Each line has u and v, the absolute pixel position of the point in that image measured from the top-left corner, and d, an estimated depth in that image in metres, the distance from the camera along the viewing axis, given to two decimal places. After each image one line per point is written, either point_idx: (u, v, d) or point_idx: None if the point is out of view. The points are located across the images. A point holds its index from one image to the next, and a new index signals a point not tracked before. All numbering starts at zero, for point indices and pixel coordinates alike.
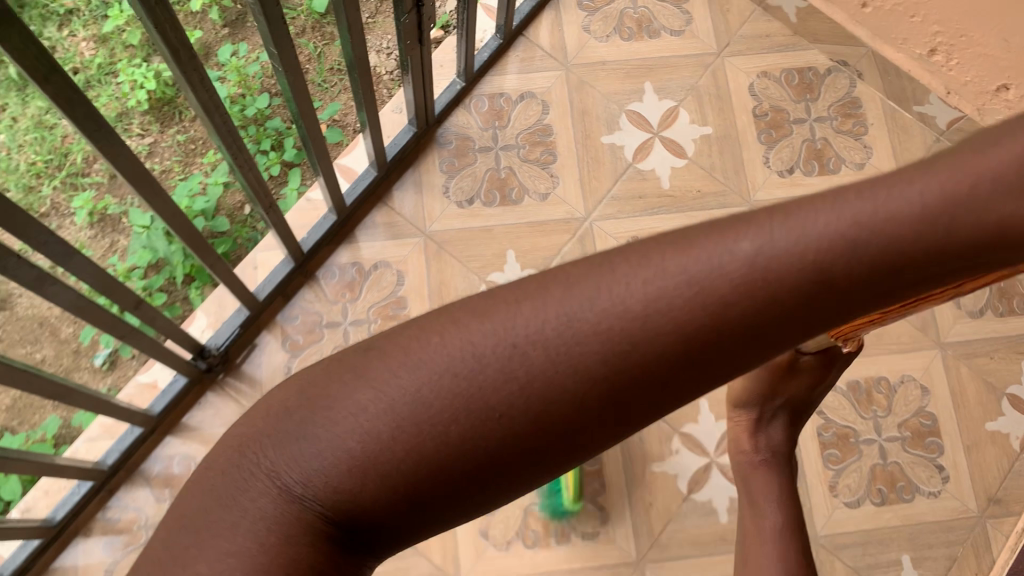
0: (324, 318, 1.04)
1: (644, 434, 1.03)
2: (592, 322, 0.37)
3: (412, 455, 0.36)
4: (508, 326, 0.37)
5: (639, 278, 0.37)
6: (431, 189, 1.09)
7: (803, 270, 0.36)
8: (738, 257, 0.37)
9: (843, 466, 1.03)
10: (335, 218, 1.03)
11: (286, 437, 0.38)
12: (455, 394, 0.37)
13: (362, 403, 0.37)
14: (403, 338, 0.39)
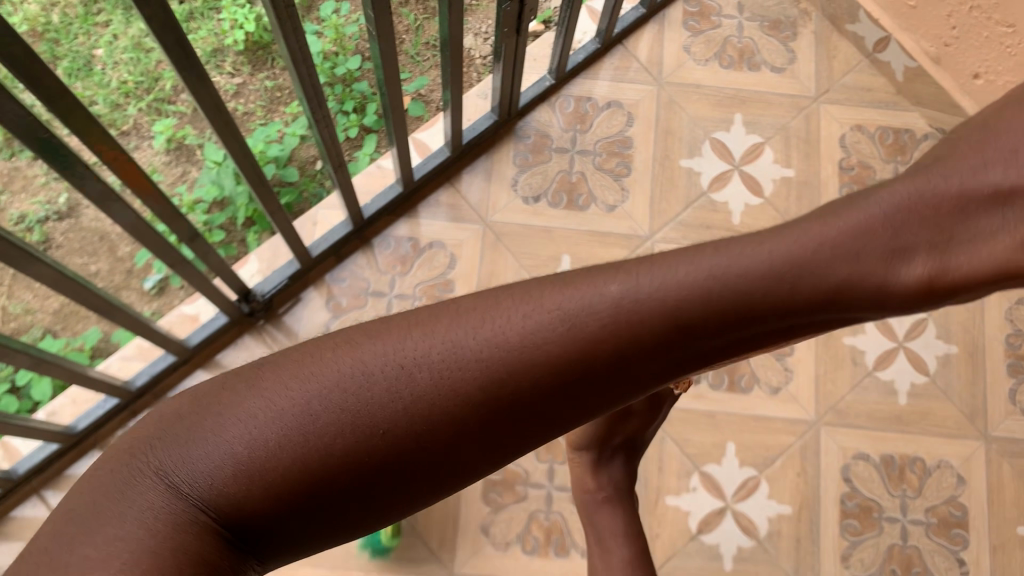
0: (371, 286, 1.04)
1: (663, 464, 1.01)
2: (481, 344, 0.40)
3: (302, 453, 0.38)
4: (400, 349, 0.40)
5: (525, 316, 0.41)
6: (500, 180, 1.08)
7: (664, 317, 0.42)
8: (602, 295, 0.42)
9: (860, 539, 1.00)
10: (400, 190, 1.04)
11: (175, 443, 0.39)
12: (341, 405, 0.39)
13: (257, 402, 0.39)
14: (292, 356, 0.41)
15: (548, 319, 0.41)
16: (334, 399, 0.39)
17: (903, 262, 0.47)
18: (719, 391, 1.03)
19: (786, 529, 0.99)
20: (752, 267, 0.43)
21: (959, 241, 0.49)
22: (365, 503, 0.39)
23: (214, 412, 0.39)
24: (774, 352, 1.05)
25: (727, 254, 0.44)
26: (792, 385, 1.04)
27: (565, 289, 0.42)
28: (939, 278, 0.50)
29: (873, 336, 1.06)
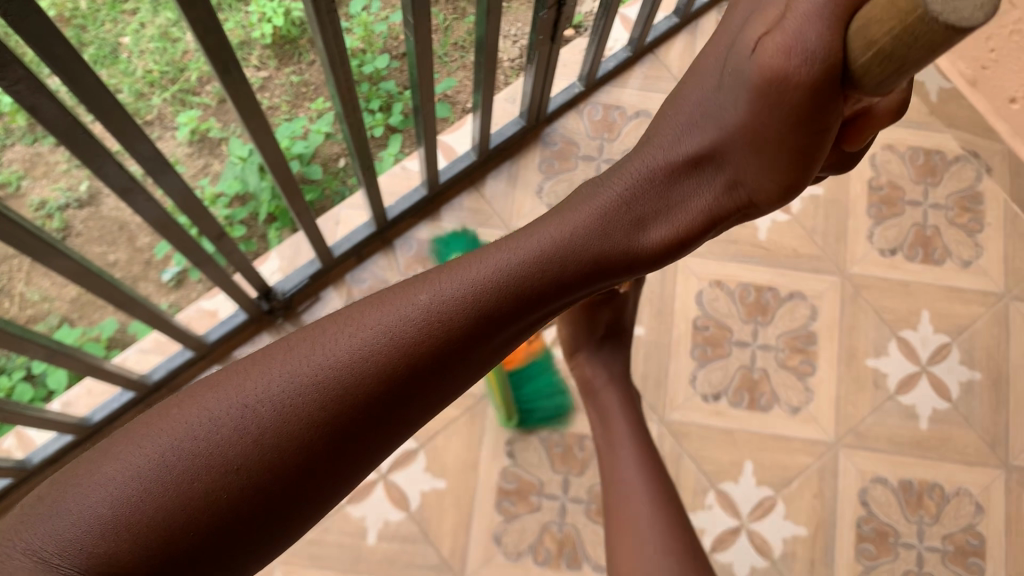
0: (391, 288, 1.03)
1: (680, 480, 1.00)
2: (325, 364, 0.43)
3: (202, 476, 0.39)
4: (241, 390, 0.42)
5: (333, 339, 0.44)
6: (526, 186, 1.07)
7: (456, 313, 0.46)
8: (412, 305, 0.46)
9: (876, 564, 0.98)
10: (425, 192, 1.03)
11: (62, 502, 0.39)
12: (194, 447, 0.40)
13: (147, 444, 0.40)
14: (123, 431, 0.41)
15: (391, 321, 0.45)
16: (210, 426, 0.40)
17: (646, 230, 0.53)
18: (739, 408, 1.02)
19: (802, 551, 0.98)
20: (522, 274, 0.48)
21: (664, 211, 0.53)
22: (233, 538, 0.40)
23: (99, 466, 0.39)
24: (796, 371, 1.04)
25: (525, 255, 0.49)
26: (813, 406, 1.03)
27: (389, 302, 0.46)
28: (663, 239, 0.53)
29: (896, 359, 1.05)
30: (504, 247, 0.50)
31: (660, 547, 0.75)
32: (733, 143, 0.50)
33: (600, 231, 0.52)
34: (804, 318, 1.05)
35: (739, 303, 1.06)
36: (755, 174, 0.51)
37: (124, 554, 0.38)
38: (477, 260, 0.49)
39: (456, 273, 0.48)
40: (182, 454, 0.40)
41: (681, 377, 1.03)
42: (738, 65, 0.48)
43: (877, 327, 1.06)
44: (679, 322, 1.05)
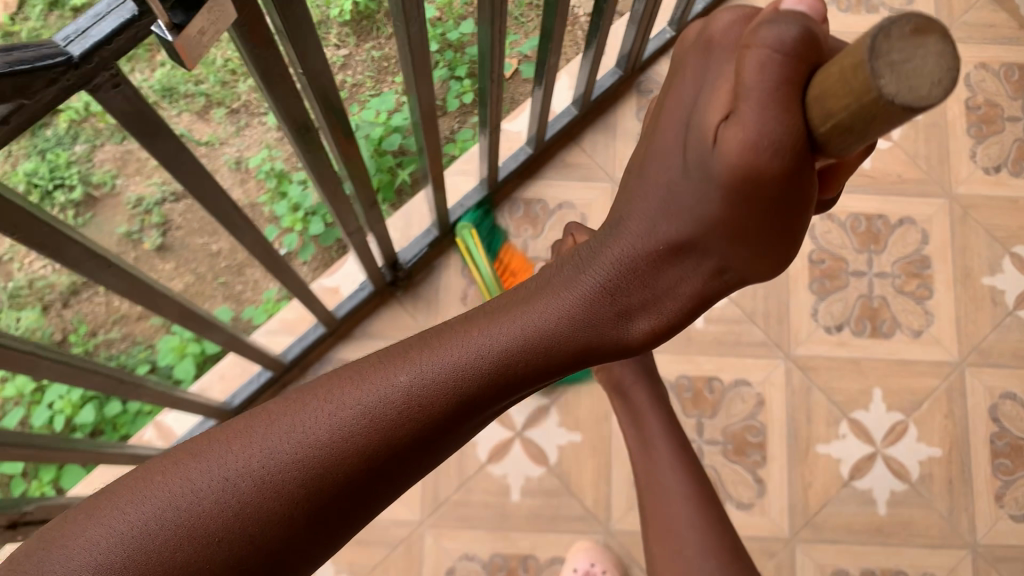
0: (506, 250, 1.03)
1: (811, 412, 1.01)
2: (308, 442, 0.41)
3: (185, 547, 0.38)
4: (224, 463, 0.40)
5: (279, 435, 0.41)
6: (626, 136, 1.08)
7: (405, 415, 0.43)
8: (391, 387, 0.44)
9: (1013, 477, 1.00)
10: (531, 151, 1.02)
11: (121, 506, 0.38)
12: (178, 529, 0.38)
13: (205, 474, 0.39)
14: (102, 494, 0.39)
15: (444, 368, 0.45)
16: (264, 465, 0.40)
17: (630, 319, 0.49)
18: (862, 337, 1.03)
19: (938, 471, 0.99)
20: (505, 360, 0.46)
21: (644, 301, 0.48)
22: None
23: (172, 472, 0.39)
24: (915, 295, 1.04)
25: (482, 343, 0.46)
26: (935, 328, 1.03)
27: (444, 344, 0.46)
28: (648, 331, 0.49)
29: (1011, 275, 1.05)
30: (492, 326, 0.47)
31: (685, 492, 0.76)
32: (710, 235, 0.44)
33: (583, 322, 0.48)
34: (917, 243, 1.05)
35: (852, 234, 1.05)
36: (740, 262, 0.44)
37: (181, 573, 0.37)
38: (472, 334, 0.46)
39: (422, 358, 0.45)
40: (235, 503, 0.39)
41: (803, 311, 1.03)
42: (702, 144, 0.41)
43: (988, 245, 1.06)
44: (794, 258, 1.05)
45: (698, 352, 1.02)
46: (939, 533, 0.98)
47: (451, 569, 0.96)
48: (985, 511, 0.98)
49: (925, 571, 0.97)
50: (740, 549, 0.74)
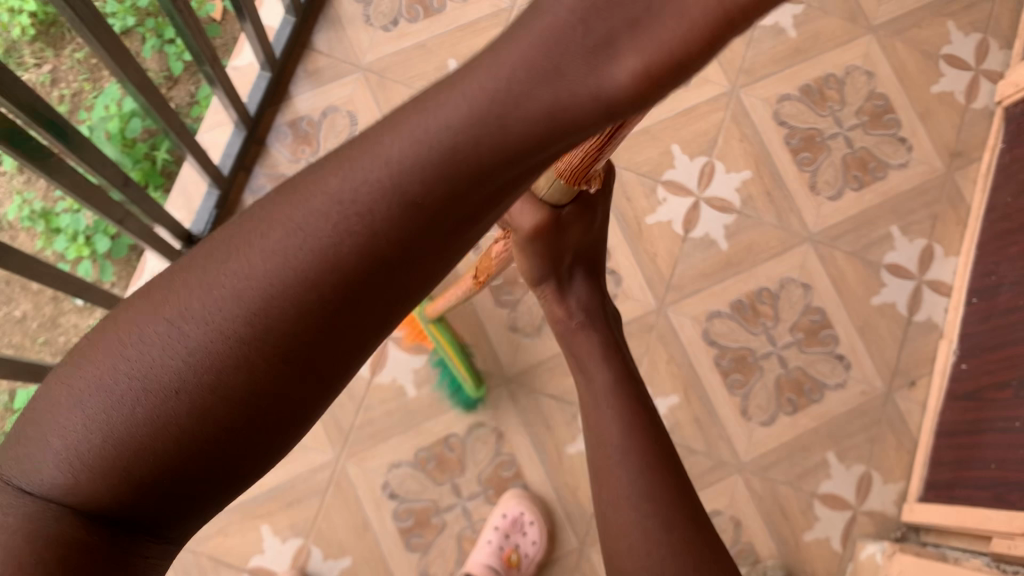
0: (293, 179, 1.03)
1: (629, 192, 1.07)
2: (186, 342, 0.31)
3: (97, 474, 0.30)
4: (131, 359, 0.31)
5: (198, 292, 0.31)
6: (352, 21, 1.07)
7: (292, 304, 0.31)
8: (207, 301, 0.31)
9: (817, 165, 1.09)
10: (270, 74, 1.02)
11: (29, 434, 0.31)
12: (102, 448, 0.30)
13: (40, 438, 0.31)
14: (60, 371, 0.32)
15: (216, 299, 0.31)
16: (84, 428, 0.30)
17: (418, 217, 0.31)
18: None
19: (755, 190, 1.08)
20: (326, 257, 0.31)
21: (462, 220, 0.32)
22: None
23: (140, 317, 0.32)
24: None
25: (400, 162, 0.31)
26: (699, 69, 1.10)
27: (272, 217, 0.32)
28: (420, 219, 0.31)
29: None
30: (350, 163, 0.32)
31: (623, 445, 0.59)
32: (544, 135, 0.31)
33: (397, 198, 0.31)
34: None
35: None
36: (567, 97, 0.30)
37: (77, 500, 0.30)
38: (340, 169, 0.32)
39: (335, 159, 0.33)
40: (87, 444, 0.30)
41: None
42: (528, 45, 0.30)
43: None
44: None
45: None
46: (779, 242, 1.07)
47: (386, 482, 0.98)
48: (808, 205, 1.08)
49: (782, 279, 1.06)
50: (670, 469, 0.59)
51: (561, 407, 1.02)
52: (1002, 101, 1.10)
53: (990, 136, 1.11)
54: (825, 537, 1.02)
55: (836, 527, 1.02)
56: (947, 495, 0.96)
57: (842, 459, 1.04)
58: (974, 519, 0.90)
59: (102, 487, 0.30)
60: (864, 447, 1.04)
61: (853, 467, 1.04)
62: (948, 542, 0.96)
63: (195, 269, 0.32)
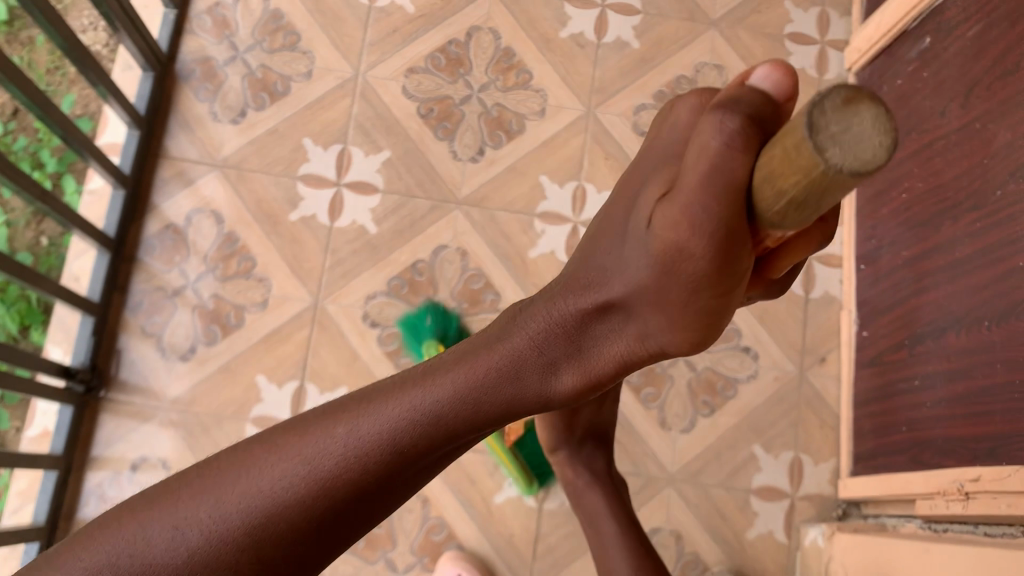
0: (168, 289, 1.04)
1: (507, 231, 1.07)
2: (321, 458, 0.44)
3: (236, 551, 0.42)
4: (283, 465, 0.44)
5: (334, 433, 0.45)
6: (201, 121, 1.09)
7: (391, 453, 0.45)
8: (346, 434, 0.45)
9: None
10: (125, 191, 1.03)
11: (195, 503, 0.43)
12: (254, 527, 0.42)
13: (158, 526, 0.42)
14: (237, 451, 0.45)
15: (326, 462, 0.44)
16: (202, 534, 0.42)
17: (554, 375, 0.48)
18: (503, 147, 1.09)
19: None
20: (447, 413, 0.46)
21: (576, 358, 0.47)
22: None
23: (279, 452, 0.44)
24: (520, 85, 1.11)
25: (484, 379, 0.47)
26: (551, 99, 1.11)
27: (378, 405, 0.46)
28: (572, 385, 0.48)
29: (579, 16, 1.14)
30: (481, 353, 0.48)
31: None
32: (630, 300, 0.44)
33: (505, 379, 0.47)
34: (492, 42, 1.12)
35: (439, 72, 1.10)
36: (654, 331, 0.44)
37: (220, 567, 0.42)
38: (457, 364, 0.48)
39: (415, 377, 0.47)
40: (194, 553, 0.42)
41: (445, 160, 1.08)
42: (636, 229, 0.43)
43: (546, 6, 1.13)
44: (408, 123, 1.09)
45: (387, 252, 1.05)
46: None
47: None
48: None
49: None
50: None
51: (481, 458, 1.01)
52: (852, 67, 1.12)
53: None
54: (768, 531, 1.02)
55: (777, 518, 1.02)
56: (872, 465, 0.96)
57: (769, 449, 1.03)
58: (898, 485, 0.90)
59: (234, 562, 0.42)
60: (789, 432, 1.04)
61: (781, 454, 1.04)
62: (882, 510, 0.96)
63: (308, 435, 0.45)
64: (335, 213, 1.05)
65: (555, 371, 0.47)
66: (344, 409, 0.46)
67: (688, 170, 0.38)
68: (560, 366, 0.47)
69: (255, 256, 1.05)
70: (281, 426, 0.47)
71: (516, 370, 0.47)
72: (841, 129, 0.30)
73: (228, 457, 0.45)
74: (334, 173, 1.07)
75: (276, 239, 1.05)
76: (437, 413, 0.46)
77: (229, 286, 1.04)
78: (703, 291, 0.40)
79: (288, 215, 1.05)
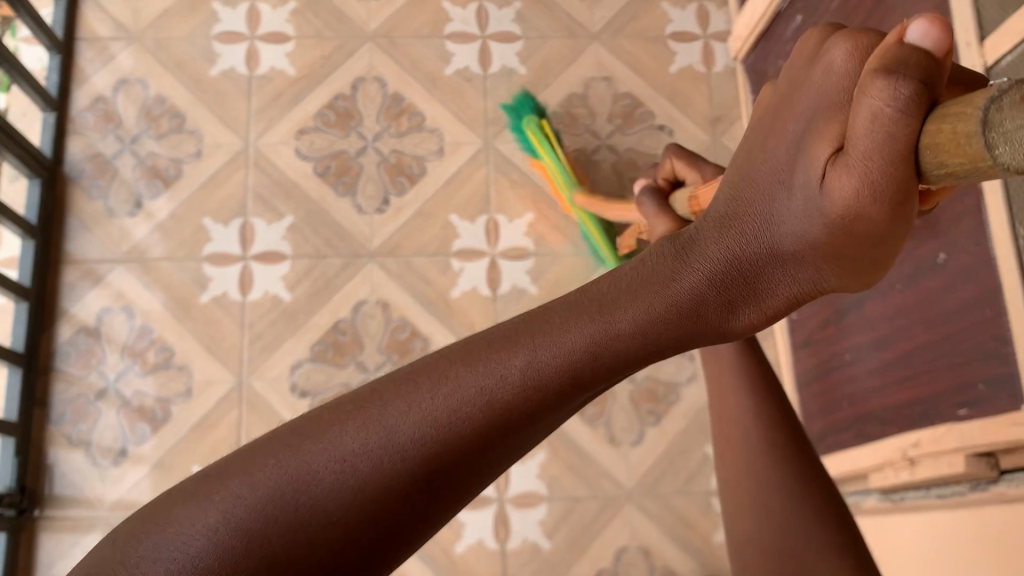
0: (90, 394, 1.01)
1: (425, 275, 1.06)
2: (509, 370, 0.33)
3: (395, 479, 0.31)
4: (468, 383, 0.33)
5: (538, 338, 0.34)
6: (98, 219, 1.06)
7: (588, 367, 0.34)
8: (552, 340, 0.34)
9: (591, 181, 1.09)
10: (28, 302, 1.00)
11: (346, 425, 0.31)
12: (433, 460, 0.31)
13: (279, 468, 0.30)
14: (359, 400, 0.33)
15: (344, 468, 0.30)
16: (211, 538, 0.29)
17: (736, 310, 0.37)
18: (407, 192, 1.08)
19: (543, 227, 1.08)
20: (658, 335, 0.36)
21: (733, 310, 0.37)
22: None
23: (438, 370, 0.33)
24: (414, 128, 1.10)
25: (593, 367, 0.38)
26: (448, 136, 1.10)
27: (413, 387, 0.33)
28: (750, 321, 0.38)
29: (461, 50, 1.13)
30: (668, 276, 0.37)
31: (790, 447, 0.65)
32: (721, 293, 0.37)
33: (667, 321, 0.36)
34: (379, 91, 1.11)
35: (329, 128, 1.09)
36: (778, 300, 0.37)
37: (381, 501, 0.30)
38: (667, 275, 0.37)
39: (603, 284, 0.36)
40: (322, 493, 0.30)
41: (350, 216, 1.07)
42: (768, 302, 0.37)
43: (427, 46, 1.13)
44: (307, 185, 1.07)
45: (307, 317, 1.03)
46: (583, 266, 1.07)
47: None
48: None
49: None
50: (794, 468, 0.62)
51: None
52: (737, 56, 1.13)
53: (740, 91, 1.13)
54: None
55: None
56: (823, 446, 0.95)
57: None
58: (847, 462, 0.89)
59: (399, 491, 0.31)
60: None
61: None
62: (841, 490, 0.95)
63: (325, 426, 0.31)
64: (246, 287, 1.04)
65: (632, 305, 0.35)
66: (317, 415, 0.32)
67: (857, 135, 0.30)
68: (703, 306, 0.37)
69: (172, 345, 1.03)
70: (298, 422, 0.32)
71: (593, 299, 0.36)
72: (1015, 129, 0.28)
73: (339, 406, 0.32)
74: (239, 248, 1.05)
75: (191, 324, 1.03)
76: (630, 323, 0.35)
77: (152, 380, 1.01)
78: (863, 246, 0.33)
79: (198, 297, 1.04)
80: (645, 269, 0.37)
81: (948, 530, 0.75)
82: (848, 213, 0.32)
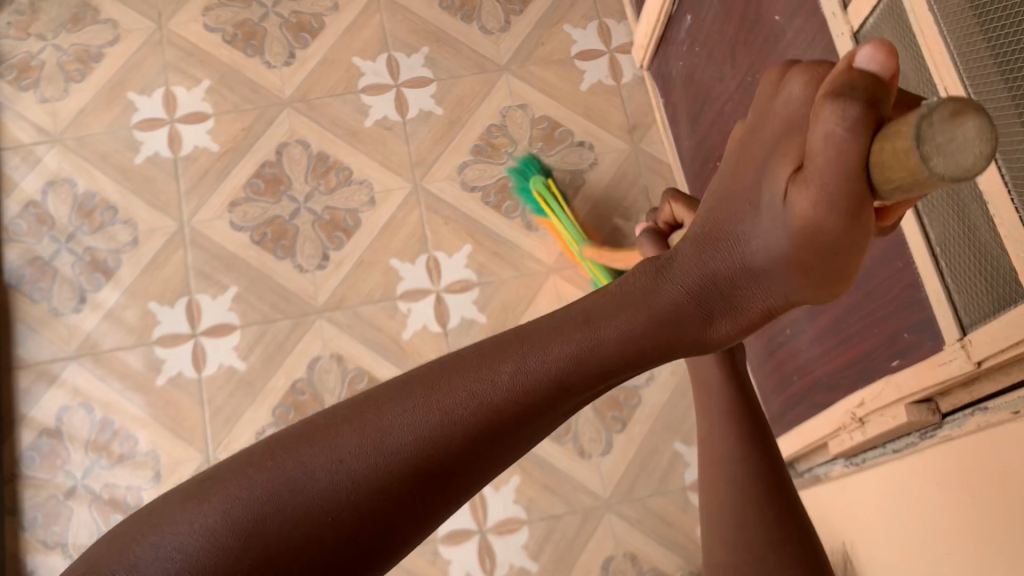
0: (59, 494, 1.00)
1: (374, 322, 1.07)
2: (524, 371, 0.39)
3: (426, 452, 0.36)
4: (476, 387, 0.38)
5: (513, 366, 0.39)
6: (44, 321, 1.07)
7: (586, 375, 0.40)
8: (494, 382, 0.38)
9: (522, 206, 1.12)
10: None
11: (374, 416, 0.36)
12: (457, 431, 0.37)
13: (315, 458, 0.34)
14: (357, 407, 0.37)
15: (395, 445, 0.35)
16: (336, 480, 0.34)
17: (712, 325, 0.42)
18: (345, 245, 1.10)
19: (483, 257, 1.10)
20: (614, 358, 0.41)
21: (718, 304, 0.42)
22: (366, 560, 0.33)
23: (457, 372, 0.39)
24: (343, 182, 1.12)
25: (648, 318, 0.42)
26: (377, 185, 1.13)
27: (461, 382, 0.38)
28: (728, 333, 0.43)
29: (377, 101, 1.16)
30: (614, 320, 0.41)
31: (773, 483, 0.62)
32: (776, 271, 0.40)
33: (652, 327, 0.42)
34: (303, 152, 1.14)
35: (261, 196, 1.11)
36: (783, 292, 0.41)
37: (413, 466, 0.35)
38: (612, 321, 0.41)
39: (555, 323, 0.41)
40: (346, 484, 0.34)
41: (292, 277, 1.08)
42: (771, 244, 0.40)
43: (344, 102, 1.16)
44: (246, 254, 1.09)
45: (265, 382, 1.04)
46: (526, 288, 1.09)
47: None
48: (533, 244, 1.11)
49: None
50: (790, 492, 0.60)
51: (418, 551, 0.99)
52: (642, 65, 1.17)
53: (651, 97, 1.17)
54: None
55: None
56: (784, 424, 0.97)
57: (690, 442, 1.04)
58: (807, 434, 0.91)
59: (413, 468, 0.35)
60: None
61: None
62: (808, 463, 0.96)
63: (390, 409, 0.37)
64: (199, 362, 1.05)
65: (492, 370, 0.39)
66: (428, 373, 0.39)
67: (812, 161, 0.34)
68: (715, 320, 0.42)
69: (135, 432, 1.03)
70: (281, 438, 0.35)
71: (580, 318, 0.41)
72: (947, 142, 0.28)
73: (360, 403, 0.37)
74: (188, 326, 1.06)
75: (151, 408, 1.03)
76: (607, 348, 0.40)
77: (119, 471, 1.01)
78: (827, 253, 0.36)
79: (154, 381, 1.04)
80: (632, 285, 0.43)
81: (909, 490, 0.74)
82: (810, 222, 0.36)
